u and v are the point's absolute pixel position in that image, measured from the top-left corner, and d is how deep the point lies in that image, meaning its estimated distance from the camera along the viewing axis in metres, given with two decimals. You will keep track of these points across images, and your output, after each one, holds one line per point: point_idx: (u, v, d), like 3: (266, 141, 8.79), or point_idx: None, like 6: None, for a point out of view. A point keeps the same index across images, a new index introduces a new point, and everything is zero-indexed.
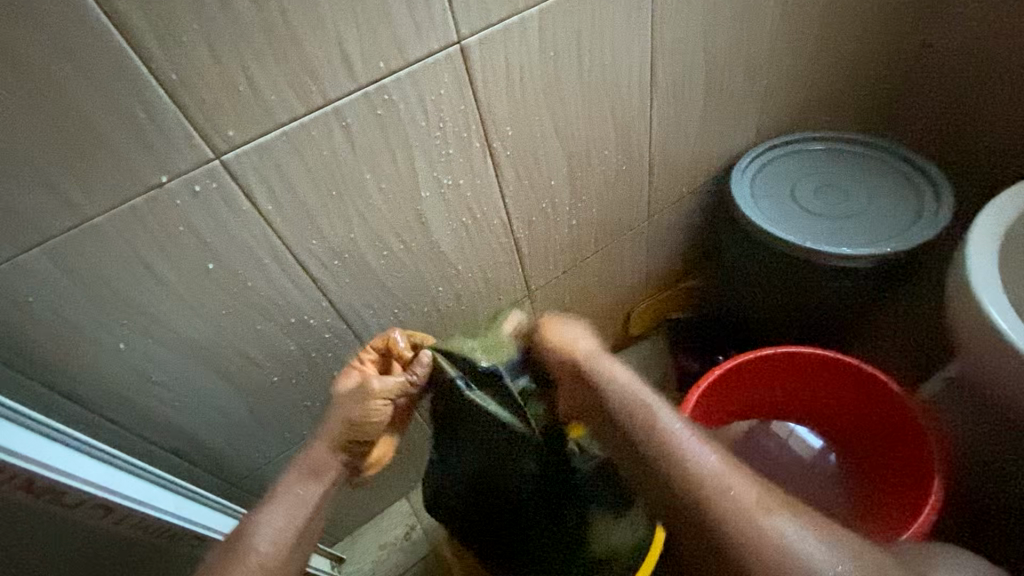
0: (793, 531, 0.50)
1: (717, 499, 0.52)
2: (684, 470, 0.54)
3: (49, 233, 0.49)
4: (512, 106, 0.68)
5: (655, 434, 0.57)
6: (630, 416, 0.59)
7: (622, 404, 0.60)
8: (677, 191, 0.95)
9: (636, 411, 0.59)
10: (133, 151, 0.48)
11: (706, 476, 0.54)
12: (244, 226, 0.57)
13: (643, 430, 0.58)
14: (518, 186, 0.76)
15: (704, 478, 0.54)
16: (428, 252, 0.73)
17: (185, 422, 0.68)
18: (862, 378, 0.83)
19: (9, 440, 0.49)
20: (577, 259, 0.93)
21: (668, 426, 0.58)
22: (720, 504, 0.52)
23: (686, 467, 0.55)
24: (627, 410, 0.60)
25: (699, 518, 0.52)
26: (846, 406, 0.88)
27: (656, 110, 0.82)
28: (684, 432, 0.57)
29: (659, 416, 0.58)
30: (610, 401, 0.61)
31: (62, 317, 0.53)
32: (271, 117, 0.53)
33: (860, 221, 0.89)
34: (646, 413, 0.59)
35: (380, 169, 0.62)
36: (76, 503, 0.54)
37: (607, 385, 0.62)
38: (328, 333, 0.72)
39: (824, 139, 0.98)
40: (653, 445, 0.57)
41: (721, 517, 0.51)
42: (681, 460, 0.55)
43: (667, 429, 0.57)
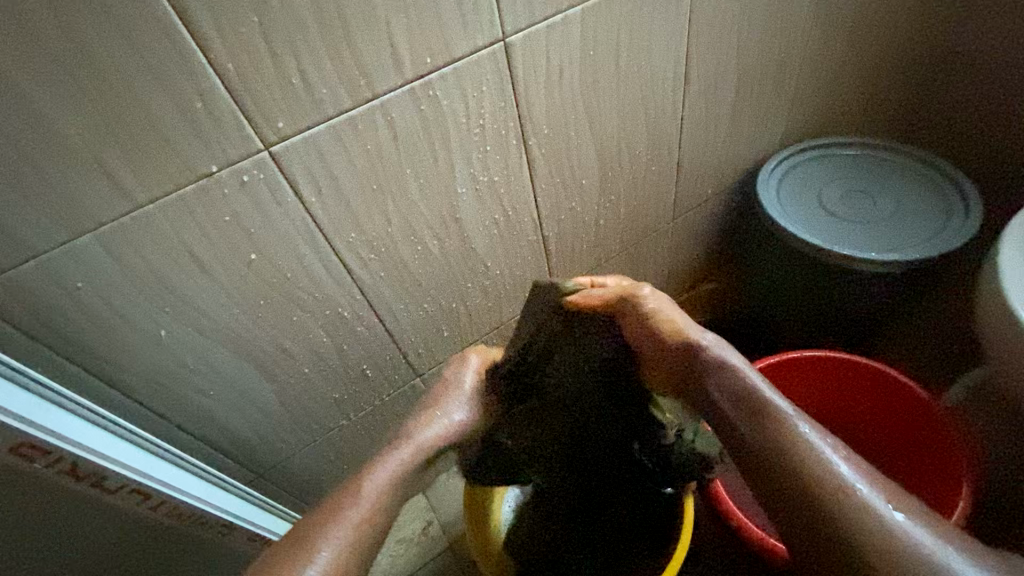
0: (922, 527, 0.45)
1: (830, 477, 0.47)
2: (805, 459, 0.49)
3: (102, 220, 0.49)
4: (550, 104, 0.68)
5: (774, 417, 0.52)
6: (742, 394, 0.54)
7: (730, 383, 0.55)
8: (703, 192, 0.95)
9: (747, 391, 0.54)
10: (187, 140, 0.49)
11: (828, 469, 0.48)
12: (287, 217, 0.58)
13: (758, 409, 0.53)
14: (550, 184, 0.76)
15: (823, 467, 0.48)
16: (460, 247, 0.74)
17: (217, 412, 0.68)
18: (887, 385, 0.84)
19: (54, 424, 0.50)
20: (602, 258, 0.93)
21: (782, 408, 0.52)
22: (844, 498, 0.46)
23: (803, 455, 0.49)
24: (740, 388, 0.55)
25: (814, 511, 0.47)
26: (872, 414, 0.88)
27: (688, 112, 0.82)
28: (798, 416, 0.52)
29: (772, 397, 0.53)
30: (721, 375, 0.56)
31: (108, 303, 0.54)
32: (320, 110, 0.53)
33: (887, 227, 0.89)
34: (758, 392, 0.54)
35: (420, 164, 0.63)
36: (114, 488, 0.55)
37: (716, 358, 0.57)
38: (360, 327, 0.72)
39: (853, 144, 0.98)
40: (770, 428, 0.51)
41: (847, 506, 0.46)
42: (804, 445, 0.49)
43: (784, 411, 0.52)
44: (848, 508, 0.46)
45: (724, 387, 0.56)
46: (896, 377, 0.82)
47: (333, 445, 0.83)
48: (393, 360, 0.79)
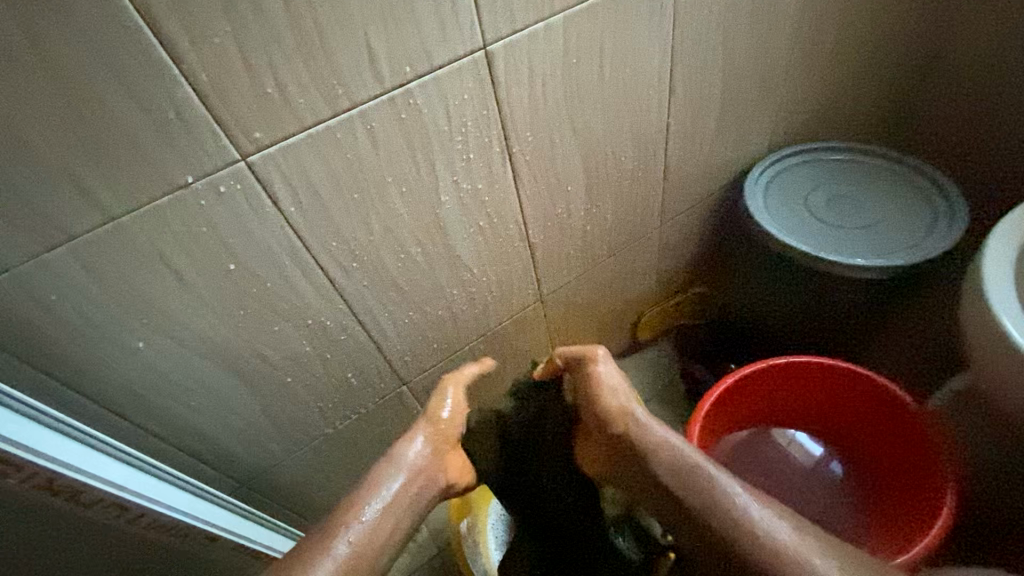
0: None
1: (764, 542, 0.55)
2: (768, 550, 0.54)
3: (75, 233, 0.49)
4: (533, 111, 0.68)
5: (727, 505, 0.57)
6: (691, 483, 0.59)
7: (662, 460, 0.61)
8: (690, 198, 0.95)
9: (690, 473, 0.60)
10: (162, 151, 0.48)
11: (791, 555, 0.54)
12: (266, 227, 0.57)
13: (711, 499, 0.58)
14: (535, 192, 0.76)
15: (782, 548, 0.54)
16: (444, 255, 0.73)
17: (199, 422, 0.68)
18: (873, 391, 0.84)
19: (29, 439, 0.49)
20: (589, 264, 0.93)
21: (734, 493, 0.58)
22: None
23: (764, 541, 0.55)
24: (688, 476, 0.60)
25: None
26: (863, 417, 0.87)
27: (673, 118, 0.82)
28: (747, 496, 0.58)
29: (717, 482, 0.58)
30: (667, 467, 0.61)
31: (84, 315, 0.53)
32: (297, 119, 0.53)
33: (872, 233, 0.89)
34: (705, 480, 0.59)
35: (402, 174, 0.63)
36: (93, 502, 0.54)
37: (660, 446, 0.62)
38: (344, 336, 0.72)
39: (840, 149, 0.98)
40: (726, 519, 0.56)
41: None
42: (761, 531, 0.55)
43: (734, 495, 0.57)
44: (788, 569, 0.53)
45: (674, 479, 0.60)
46: (882, 384, 0.81)
47: (318, 453, 0.82)
48: (378, 368, 0.79)
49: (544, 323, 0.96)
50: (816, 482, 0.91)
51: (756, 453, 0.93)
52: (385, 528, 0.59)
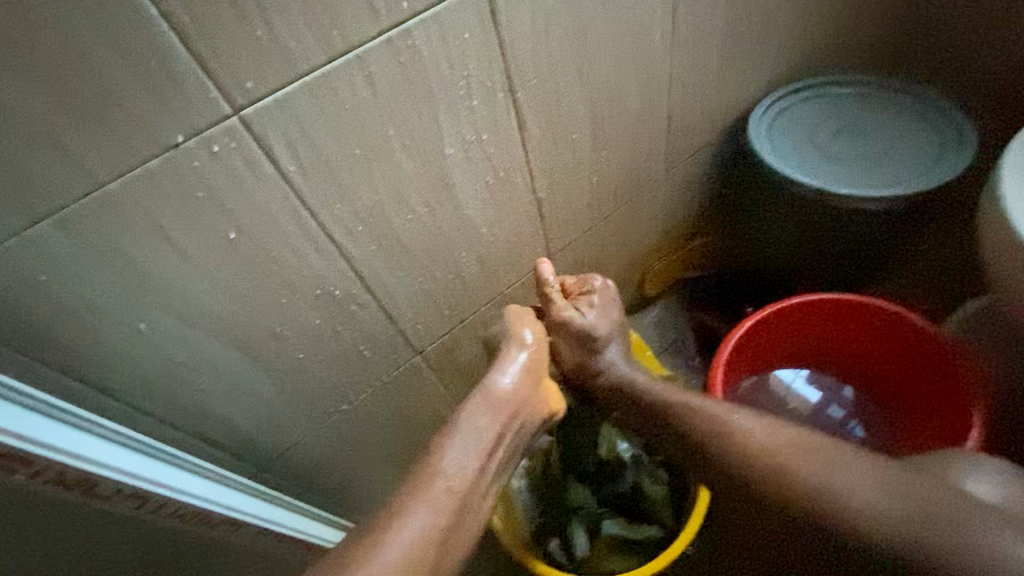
0: (841, 466, 0.58)
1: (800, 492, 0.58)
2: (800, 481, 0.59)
3: (59, 204, 0.44)
4: (536, 52, 0.64)
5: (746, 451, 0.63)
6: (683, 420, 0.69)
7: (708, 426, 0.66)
8: (694, 142, 0.93)
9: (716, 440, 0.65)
10: (149, 108, 0.44)
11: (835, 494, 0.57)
12: (265, 189, 0.53)
13: (710, 427, 0.66)
14: (541, 140, 0.73)
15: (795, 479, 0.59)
16: (453, 213, 0.70)
17: (211, 405, 0.64)
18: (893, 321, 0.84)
19: (29, 429, 0.45)
20: (597, 217, 0.90)
21: (731, 421, 0.65)
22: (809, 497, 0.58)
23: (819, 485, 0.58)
24: (678, 413, 0.70)
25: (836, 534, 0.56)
26: (863, 346, 0.89)
27: (677, 56, 0.79)
28: (753, 424, 0.64)
29: (758, 443, 0.63)
30: (672, 410, 0.71)
31: (78, 295, 0.49)
32: (292, 66, 0.48)
33: (882, 162, 0.88)
34: (737, 429, 0.64)
35: (405, 126, 0.59)
36: (110, 495, 0.51)
37: (661, 398, 0.73)
38: (354, 305, 0.69)
39: (846, 82, 0.96)
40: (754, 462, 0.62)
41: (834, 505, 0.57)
42: (765, 454, 0.61)
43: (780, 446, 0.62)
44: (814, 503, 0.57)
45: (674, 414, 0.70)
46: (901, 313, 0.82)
47: (336, 432, 0.80)
48: (390, 338, 0.76)
49: (553, 284, 0.93)
50: (821, 430, 0.91)
51: (762, 403, 0.92)
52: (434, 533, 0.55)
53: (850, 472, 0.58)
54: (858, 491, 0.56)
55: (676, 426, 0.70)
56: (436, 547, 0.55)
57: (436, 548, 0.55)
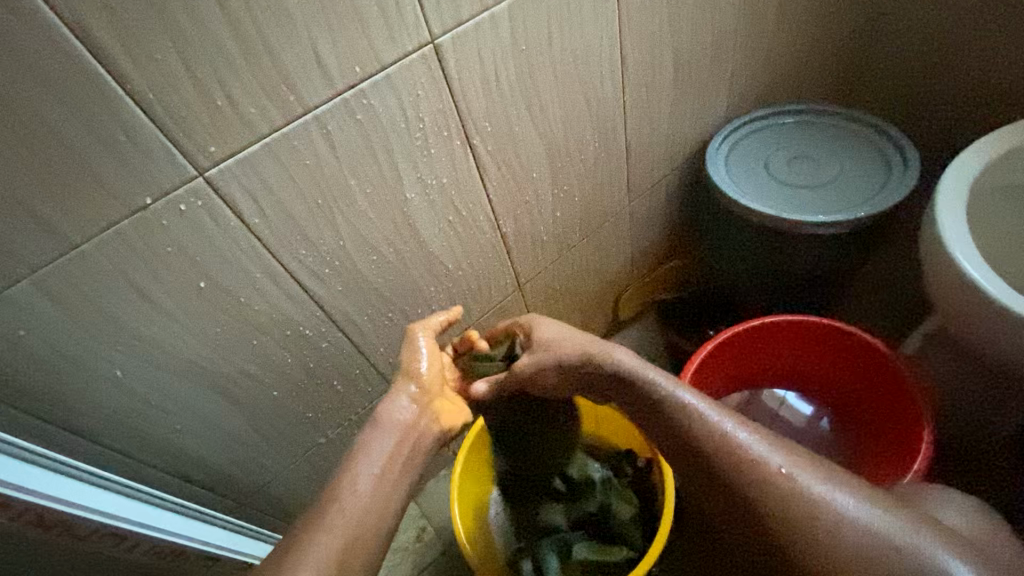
0: (814, 480, 0.52)
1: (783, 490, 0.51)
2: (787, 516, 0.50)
3: (36, 264, 0.48)
4: (489, 101, 0.69)
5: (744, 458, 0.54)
6: (678, 414, 0.58)
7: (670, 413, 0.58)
8: (654, 173, 0.97)
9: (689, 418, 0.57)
10: (118, 175, 0.48)
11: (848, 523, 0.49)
12: (232, 240, 0.57)
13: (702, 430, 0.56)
14: (501, 180, 0.77)
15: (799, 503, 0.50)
16: (417, 252, 0.74)
17: (187, 444, 0.67)
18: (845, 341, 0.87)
19: (13, 475, 0.48)
20: (563, 247, 0.94)
21: (750, 443, 0.54)
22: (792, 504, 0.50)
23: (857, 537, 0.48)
24: (668, 407, 0.58)
25: (804, 548, 0.49)
26: (821, 366, 0.93)
27: (629, 95, 0.83)
28: (757, 440, 0.55)
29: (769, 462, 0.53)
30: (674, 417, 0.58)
31: (56, 346, 0.53)
32: (252, 129, 0.53)
33: (833, 188, 0.92)
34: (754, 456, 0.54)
35: (364, 175, 0.63)
36: (86, 534, 0.54)
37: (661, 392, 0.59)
38: (325, 343, 0.72)
39: (797, 111, 1.01)
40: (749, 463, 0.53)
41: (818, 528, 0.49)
42: (795, 494, 0.51)
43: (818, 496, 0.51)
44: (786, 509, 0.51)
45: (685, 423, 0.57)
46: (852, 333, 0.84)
47: (313, 464, 0.82)
48: (363, 372, 0.79)
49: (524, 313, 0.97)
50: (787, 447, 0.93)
51: None
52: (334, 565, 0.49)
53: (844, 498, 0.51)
54: (858, 520, 0.49)
55: (664, 428, 0.59)
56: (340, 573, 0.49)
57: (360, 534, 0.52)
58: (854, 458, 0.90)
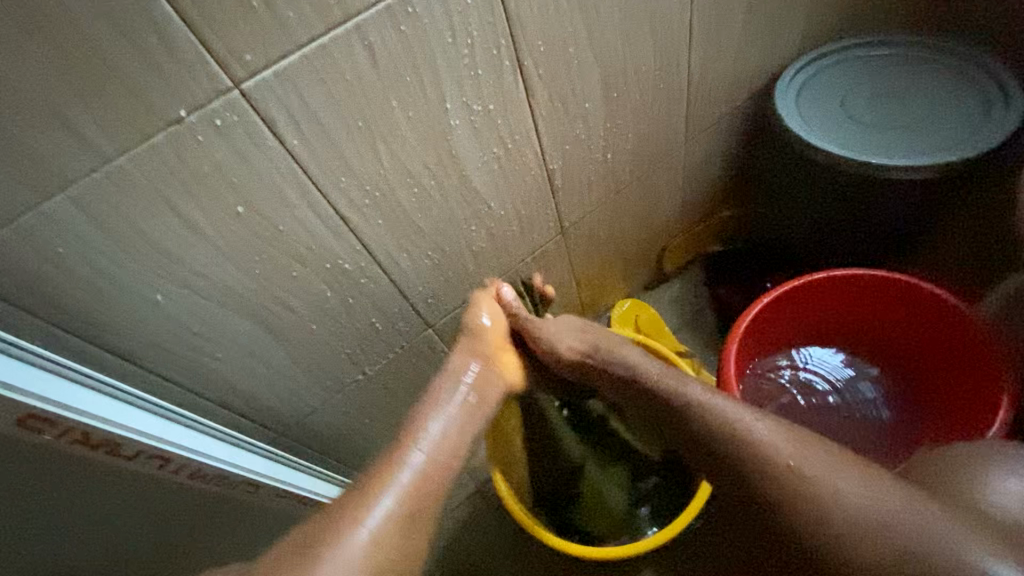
0: (814, 454, 0.53)
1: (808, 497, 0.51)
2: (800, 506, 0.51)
3: (71, 178, 0.46)
4: (544, 18, 0.62)
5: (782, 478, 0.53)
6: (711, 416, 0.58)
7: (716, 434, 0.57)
8: (715, 111, 0.89)
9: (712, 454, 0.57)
10: (151, 84, 0.45)
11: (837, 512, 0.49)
12: (269, 162, 0.54)
13: (738, 450, 0.55)
14: (551, 110, 0.71)
15: (826, 495, 0.50)
16: (460, 187, 0.70)
17: (230, 373, 0.67)
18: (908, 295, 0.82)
19: (57, 393, 0.49)
20: (612, 190, 0.88)
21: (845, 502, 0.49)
22: (821, 504, 0.50)
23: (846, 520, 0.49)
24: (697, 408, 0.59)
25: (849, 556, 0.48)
26: (882, 320, 0.87)
27: (697, 17, 0.75)
28: (855, 484, 0.50)
29: (808, 465, 0.52)
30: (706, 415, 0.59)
31: (96, 267, 0.51)
32: (290, 37, 0.48)
33: (921, 128, 0.82)
34: (798, 465, 0.52)
35: (407, 96, 0.58)
36: (133, 455, 0.54)
37: (717, 436, 0.57)
38: (364, 279, 0.70)
39: (885, 42, 0.90)
40: (834, 534, 0.49)
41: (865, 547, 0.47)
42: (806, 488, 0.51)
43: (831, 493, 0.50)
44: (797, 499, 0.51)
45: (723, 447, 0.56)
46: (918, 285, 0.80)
47: (351, 401, 0.82)
48: (402, 311, 0.77)
49: (567, 258, 0.92)
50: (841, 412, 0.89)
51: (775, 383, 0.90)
52: (384, 536, 0.52)
53: (876, 491, 0.49)
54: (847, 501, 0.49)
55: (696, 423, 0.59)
56: (397, 537, 0.53)
57: (405, 531, 0.53)
58: (928, 424, 0.84)
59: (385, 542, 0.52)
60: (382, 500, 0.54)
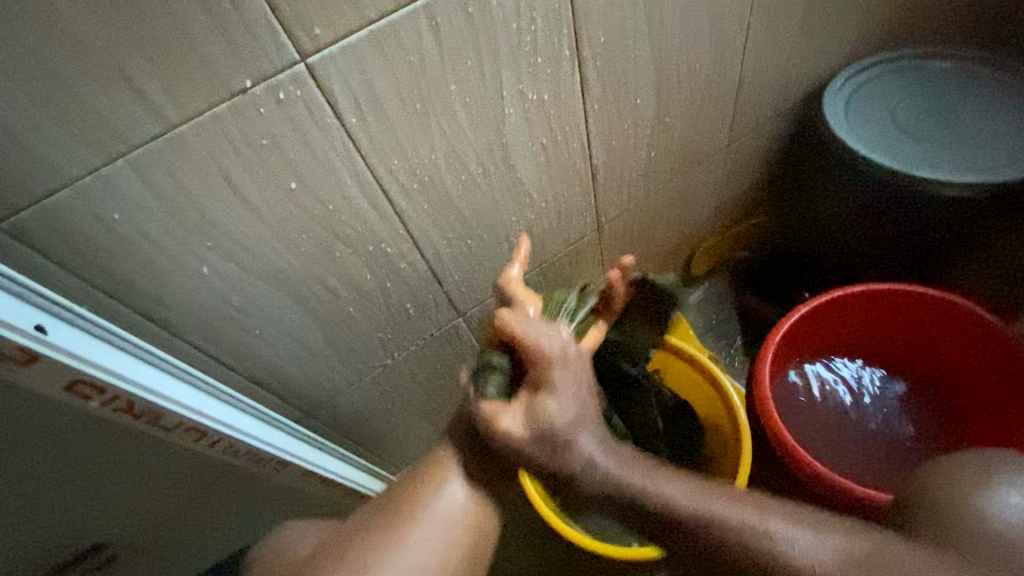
0: (791, 524, 0.48)
1: (759, 548, 0.47)
2: (756, 559, 0.47)
3: (132, 143, 0.45)
4: (608, 10, 0.61)
5: (721, 532, 0.49)
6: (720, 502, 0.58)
7: (678, 494, 0.52)
8: (761, 114, 0.88)
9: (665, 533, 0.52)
10: (220, 52, 0.44)
11: (788, 569, 0.46)
12: (326, 139, 0.53)
13: (666, 506, 0.51)
14: (602, 103, 0.70)
15: (778, 561, 0.46)
16: (507, 176, 0.69)
17: (264, 350, 0.67)
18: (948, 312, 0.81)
19: (103, 359, 0.48)
20: (651, 189, 0.87)
21: (799, 553, 0.46)
22: None
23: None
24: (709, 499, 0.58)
25: None
26: (920, 339, 0.86)
27: (757, 18, 0.73)
28: (815, 544, 0.46)
29: (770, 534, 0.47)
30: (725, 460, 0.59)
31: (148, 236, 0.51)
32: (360, 13, 0.47)
33: (973, 145, 0.81)
34: (748, 535, 0.48)
35: (466, 80, 0.57)
36: (172, 426, 0.54)
37: (670, 503, 0.51)
38: (404, 264, 0.69)
39: (943, 55, 0.88)
40: None
41: None
42: (752, 545, 0.47)
43: (779, 547, 0.47)
44: (749, 560, 0.48)
45: (689, 534, 0.50)
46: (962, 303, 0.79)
47: (379, 385, 0.82)
48: (436, 299, 0.77)
49: (600, 256, 0.91)
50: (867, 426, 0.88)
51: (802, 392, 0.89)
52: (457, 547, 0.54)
53: (850, 555, 0.45)
54: (798, 557, 0.46)
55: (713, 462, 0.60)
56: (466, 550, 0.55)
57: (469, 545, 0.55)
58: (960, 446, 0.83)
59: (460, 526, 0.55)
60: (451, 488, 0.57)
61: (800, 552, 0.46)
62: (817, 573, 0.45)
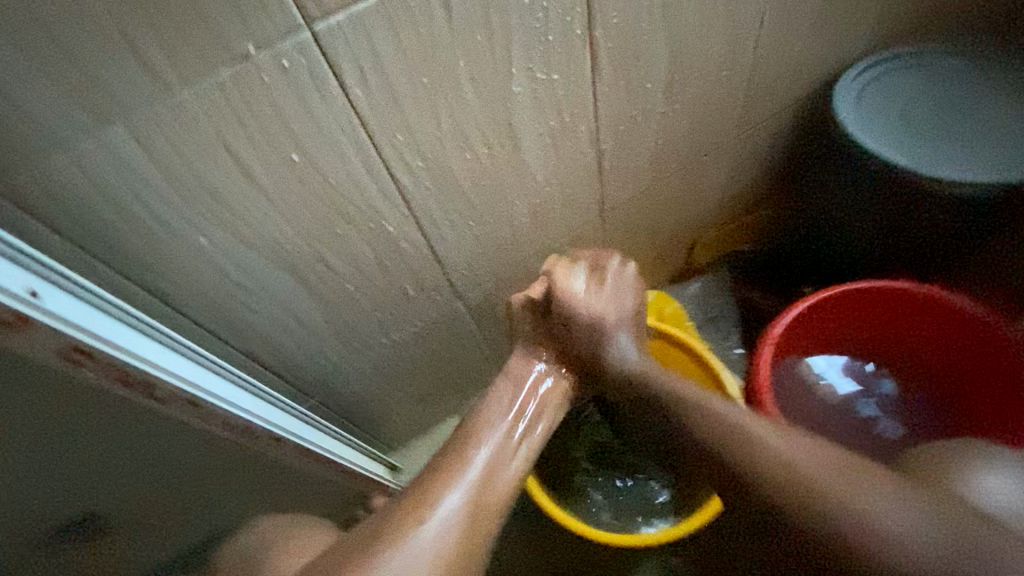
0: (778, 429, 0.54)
1: (745, 444, 0.53)
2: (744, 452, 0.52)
3: (131, 108, 0.44)
4: None
5: (730, 440, 0.54)
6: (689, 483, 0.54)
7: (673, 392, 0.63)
8: (771, 105, 0.86)
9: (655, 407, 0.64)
10: (224, 16, 0.42)
11: (775, 464, 0.50)
12: (331, 111, 0.52)
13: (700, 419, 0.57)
14: (613, 86, 0.68)
15: (763, 460, 0.51)
16: (512, 158, 0.68)
17: (261, 325, 0.66)
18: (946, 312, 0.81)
19: (99, 328, 0.47)
20: (657, 178, 0.86)
21: (780, 453, 0.51)
22: (772, 468, 0.50)
23: (782, 470, 0.49)
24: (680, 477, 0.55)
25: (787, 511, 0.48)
26: (915, 336, 0.87)
27: (774, 5, 0.72)
28: (796, 448, 0.51)
29: (762, 439, 0.53)
30: (705, 437, 0.56)
31: (146, 204, 0.50)
32: None
33: (983, 145, 0.80)
34: (739, 434, 0.54)
35: (475, 56, 0.56)
36: (168, 398, 0.53)
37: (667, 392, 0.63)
38: (406, 244, 0.68)
39: (958, 52, 0.87)
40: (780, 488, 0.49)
41: (811, 501, 0.47)
42: (752, 446, 0.52)
43: (770, 451, 0.51)
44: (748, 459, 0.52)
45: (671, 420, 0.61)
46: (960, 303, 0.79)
47: (376, 365, 0.82)
48: (436, 280, 0.76)
49: (602, 243, 0.91)
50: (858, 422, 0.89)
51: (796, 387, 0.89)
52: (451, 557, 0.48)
53: (832, 468, 0.49)
54: (781, 454, 0.51)
55: (693, 445, 0.57)
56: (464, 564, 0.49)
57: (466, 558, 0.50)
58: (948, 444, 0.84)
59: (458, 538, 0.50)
60: (441, 507, 0.52)
61: (780, 451, 0.51)
62: (793, 471, 0.49)
